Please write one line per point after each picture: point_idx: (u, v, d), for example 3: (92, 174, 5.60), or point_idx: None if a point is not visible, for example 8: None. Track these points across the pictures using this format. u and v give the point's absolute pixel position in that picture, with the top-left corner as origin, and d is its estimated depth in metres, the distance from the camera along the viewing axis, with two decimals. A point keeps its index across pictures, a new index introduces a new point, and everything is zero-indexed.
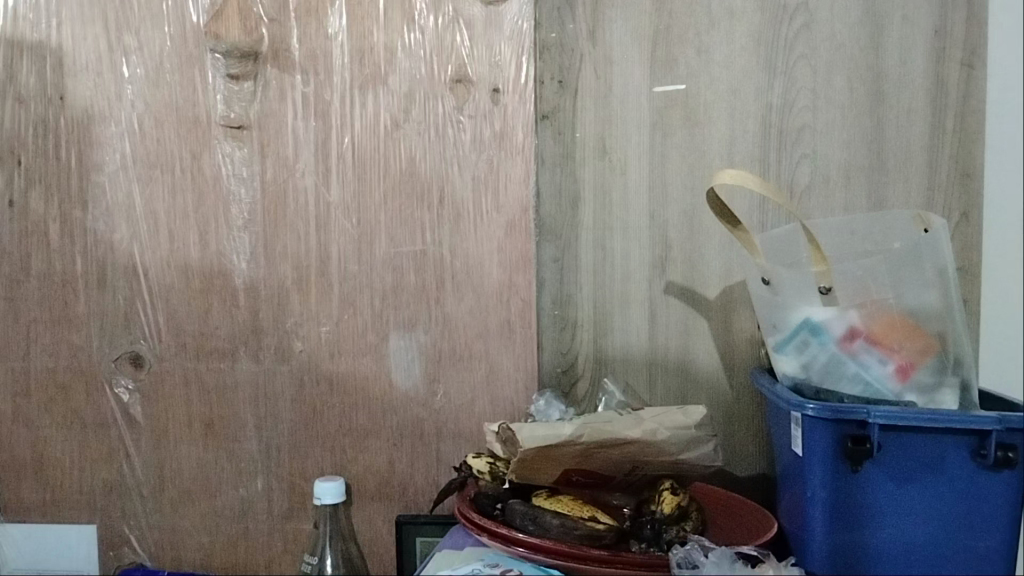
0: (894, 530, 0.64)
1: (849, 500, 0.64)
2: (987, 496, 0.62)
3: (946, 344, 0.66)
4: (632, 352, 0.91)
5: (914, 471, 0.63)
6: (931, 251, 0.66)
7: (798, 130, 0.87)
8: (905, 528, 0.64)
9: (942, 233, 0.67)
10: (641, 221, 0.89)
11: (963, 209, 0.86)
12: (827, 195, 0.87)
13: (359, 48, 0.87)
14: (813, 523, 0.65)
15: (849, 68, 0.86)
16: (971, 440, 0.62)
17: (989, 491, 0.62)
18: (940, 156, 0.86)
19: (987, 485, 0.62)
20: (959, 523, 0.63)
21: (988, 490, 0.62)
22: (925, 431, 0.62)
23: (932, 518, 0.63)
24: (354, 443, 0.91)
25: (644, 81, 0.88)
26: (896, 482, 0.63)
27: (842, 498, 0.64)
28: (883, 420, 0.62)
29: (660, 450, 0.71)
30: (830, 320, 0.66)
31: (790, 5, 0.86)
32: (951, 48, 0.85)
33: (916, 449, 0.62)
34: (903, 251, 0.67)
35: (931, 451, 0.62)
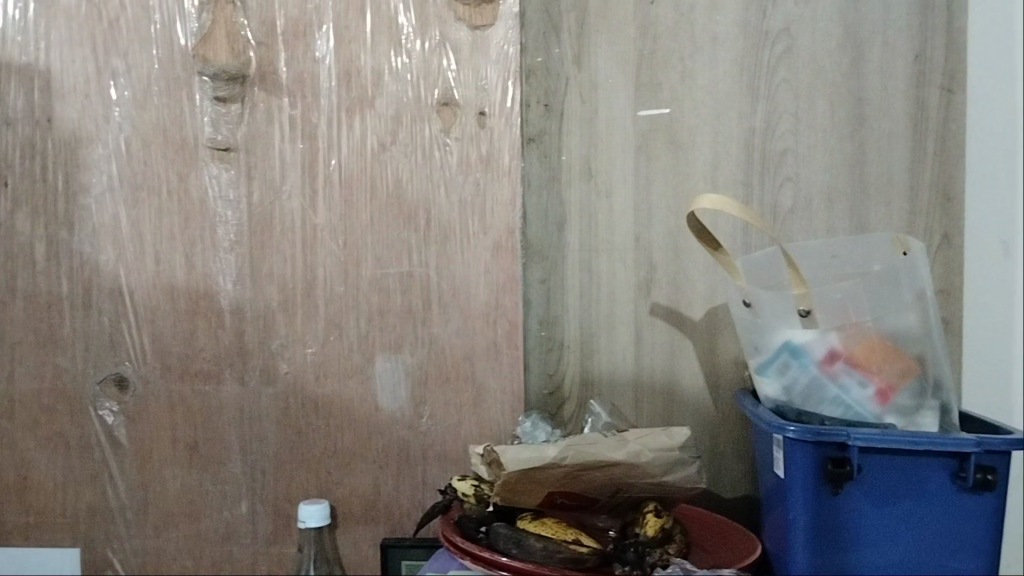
0: (875, 551, 0.64)
1: (831, 523, 0.64)
2: (967, 517, 0.62)
3: (925, 367, 0.66)
4: (618, 373, 0.91)
5: (895, 492, 0.63)
6: (908, 275, 0.66)
7: (781, 154, 0.88)
8: (887, 549, 0.64)
9: (920, 257, 0.67)
10: (627, 243, 0.90)
11: (944, 231, 0.87)
12: (810, 217, 0.88)
13: (346, 71, 0.88)
14: (795, 548, 0.65)
15: (830, 92, 0.87)
16: (951, 462, 0.62)
17: (969, 513, 0.62)
18: (922, 179, 0.87)
19: (968, 508, 0.62)
20: (940, 545, 0.63)
21: (969, 512, 0.62)
22: (904, 453, 0.62)
23: (914, 539, 0.63)
24: (340, 465, 0.90)
25: (628, 105, 0.89)
26: (877, 503, 0.63)
27: (824, 520, 0.64)
28: (863, 442, 0.62)
29: (644, 472, 0.71)
30: (810, 342, 0.66)
31: (771, 31, 0.87)
32: (930, 72, 0.86)
33: (897, 471, 0.63)
34: (881, 275, 0.66)
35: (912, 472, 0.62)
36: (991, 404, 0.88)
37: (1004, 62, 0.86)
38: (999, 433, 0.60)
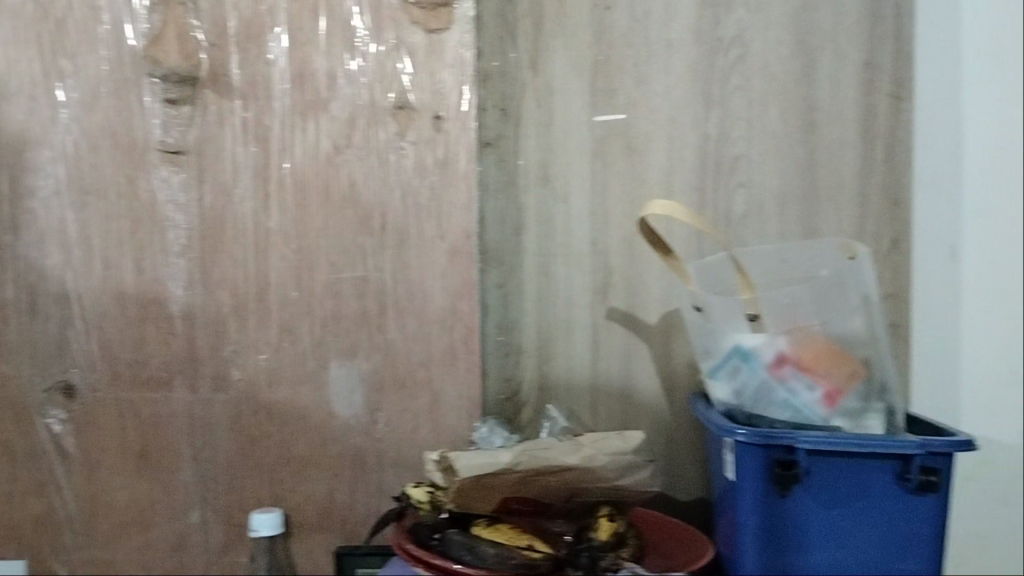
0: (822, 552, 0.65)
1: (779, 524, 0.64)
2: (911, 518, 0.64)
3: (871, 370, 0.67)
4: (575, 378, 0.91)
5: (842, 494, 0.64)
6: (854, 279, 0.68)
7: (734, 160, 0.89)
8: (833, 550, 0.65)
9: (865, 260, 0.68)
10: (583, 248, 0.90)
11: (892, 237, 0.88)
12: (762, 223, 0.89)
13: (300, 74, 0.87)
14: (744, 550, 0.65)
15: (782, 99, 0.88)
16: (896, 464, 0.63)
17: (913, 514, 0.63)
18: (871, 185, 0.88)
19: (912, 508, 0.63)
20: (885, 545, 0.64)
21: (913, 513, 0.63)
22: (851, 455, 0.63)
23: (860, 540, 0.64)
24: (294, 472, 0.89)
25: (583, 110, 0.89)
26: (825, 505, 0.64)
27: (772, 522, 0.64)
28: (810, 445, 0.62)
29: (598, 475, 0.71)
30: (760, 347, 0.66)
31: (725, 37, 0.88)
32: (879, 80, 0.87)
33: (843, 473, 0.63)
34: (829, 279, 0.68)
35: (858, 474, 0.63)
36: (937, 404, 0.90)
37: (949, 71, 0.88)
38: (942, 435, 0.61)
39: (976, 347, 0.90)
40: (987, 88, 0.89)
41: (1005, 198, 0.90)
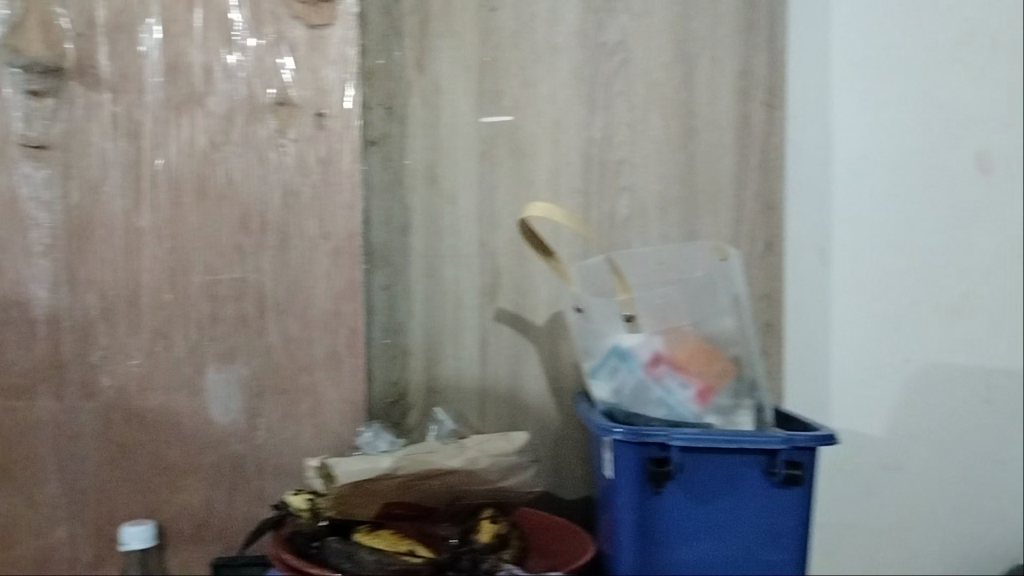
0: (695, 546, 0.66)
1: (654, 520, 0.66)
2: (777, 511, 0.66)
3: (741, 368, 0.69)
4: (463, 380, 0.91)
5: (713, 489, 0.66)
6: (724, 280, 0.69)
7: (618, 163, 0.90)
8: (705, 544, 0.66)
9: (734, 262, 0.70)
10: (470, 249, 0.90)
11: (767, 240, 0.91)
12: (645, 226, 0.91)
13: (174, 67, 0.83)
14: (621, 547, 0.66)
15: (664, 105, 0.90)
16: (762, 459, 0.65)
17: (779, 507, 0.66)
18: (747, 190, 0.91)
19: (779, 501, 0.65)
20: (754, 539, 0.66)
21: (779, 506, 0.66)
22: (720, 451, 0.65)
23: (730, 534, 0.66)
24: (169, 482, 0.86)
25: (470, 111, 0.89)
26: (697, 500, 0.66)
27: (647, 518, 0.66)
28: (682, 441, 0.64)
29: (480, 478, 0.71)
30: (635, 347, 0.68)
31: (609, 42, 0.89)
32: (754, 88, 0.90)
33: (714, 469, 0.65)
34: (699, 280, 0.70)
35: (728, 469, 0.65)
36: (808, 399, 0.94)
37: (820, 80, 0.91)
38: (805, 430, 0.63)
39: (844, 344, 0.94)
40: (856, 94, 0.92)
41: (872, 200, 0.93)
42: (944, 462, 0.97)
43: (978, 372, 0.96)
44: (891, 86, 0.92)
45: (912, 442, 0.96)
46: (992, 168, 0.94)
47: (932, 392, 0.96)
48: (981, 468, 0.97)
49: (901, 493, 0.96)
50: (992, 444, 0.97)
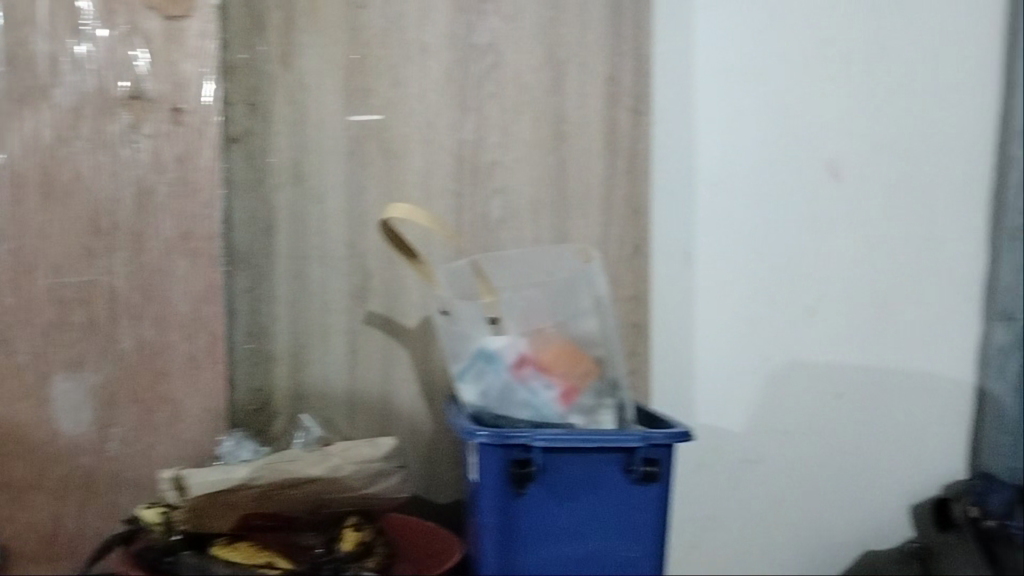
0: (558, 545, 0.67)
1: (518, 520, 0.66)
2: (636, 508, 0.67)
3: (604, 369, 0.70)
4: (331, 385, 0.89)
5: (575, 488, 0.66)
6: (584, 282, 0.71)
7: (490, 166, 0.90)
8: (568, 542, 0.67)
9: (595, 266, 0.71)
10: (338, 250, 0.88)
11: (634, 242, 0.93)
12: (517, 228, 0.91)
13: (16, 56, 0.78)
14: (485, 547, 0.67)
15: (534, 108, 0.90)
16: (621, 457, 0.66)
17: (637, 503, 0.67)
18: (615, 193, 0.93)
19: (638, 498, 0.67)
20: (614, 535, 0.67)
21: (637, 502, 0.67)
22: (582, 451, 0.66)
23: (592, 532, 0.67)
24: (11, 499, 0.80)
25: (338, 110, 0.87)
26: (559, 499, 0.66)
27: (511, 517, 0.66)
28: (543, 442, 0.64)
29: (343, 485, 0.70)
30: (501, 349, 0.68)
31: (480, 45, 0.89)
32: (621, 94, 0.92)
33: (576, 468, 0.66)
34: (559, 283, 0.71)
35: (589, 468, 0.66)
36: (671, 396, 0.97)
37: (682, 87, 0.94)
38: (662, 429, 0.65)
39: (707, 342, 0.98)
40: (717, 100, 0.95)
41: (731, 204, 0.97)
42: (800, 454, 1.01)
43: (828, 370, 1.01)
44: (749, 93, 0.95)
45: (769, 434, 1.00)
46: (841, 173, 0.98)
47: (786, 386, 1.00)
48: (833, 459, 1.02)
49: (759, 484, 1.01)
50: (843, 437, 1.02)
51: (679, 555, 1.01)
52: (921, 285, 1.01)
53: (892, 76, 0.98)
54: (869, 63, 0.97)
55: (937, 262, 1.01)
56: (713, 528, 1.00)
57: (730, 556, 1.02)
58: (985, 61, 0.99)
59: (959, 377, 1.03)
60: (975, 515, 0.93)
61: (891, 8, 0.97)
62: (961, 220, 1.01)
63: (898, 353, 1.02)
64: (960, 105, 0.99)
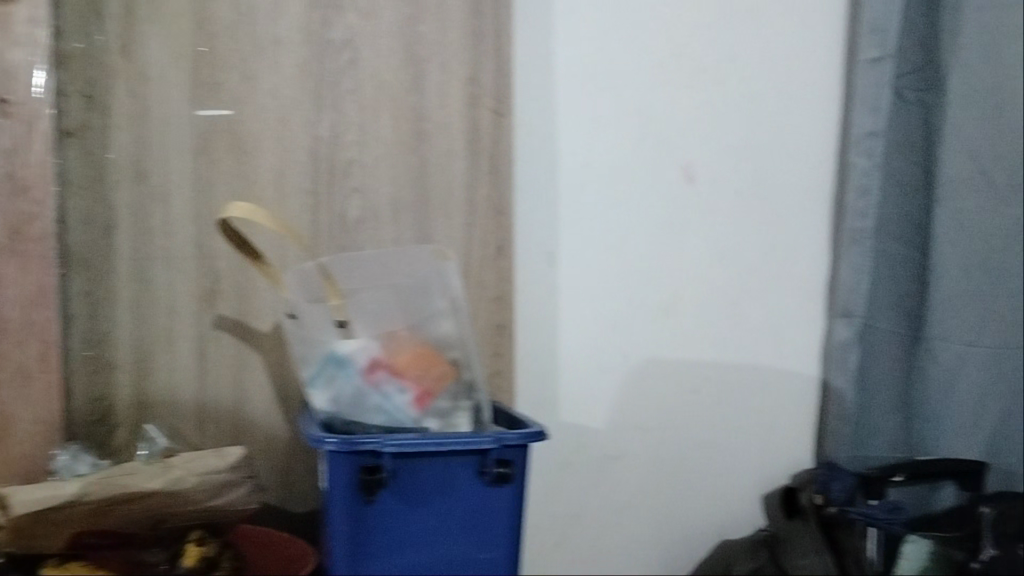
0: (411, 545, 0.72)
1: (370, 523, 0.71)
2: (486, 509, 0.73)
3: (457, 372, 0.75)
4: (179, 393, 0.86)
5: (426, 492, 0.71)
6: (437, 284, 0.77)
7: (347, 165, 0.88)
8: (420, 543, 0.72)
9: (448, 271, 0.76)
10: (186, 251, 0.85)
11: (497, 243, 0.93)
12: (377, 228, 0.90)
13: None
14: (339, 549, 0.71)
15: (393, 106, 0.89)
16: (472, 461, 0.72)
17: (487, 505, 0.73)
18: (478, 194, 0.92)
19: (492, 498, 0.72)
20: (465, 535, 0.73)
21: (487, 504, 0.73)
22: (432, 456, 0.71)
23: (442, 533, 0.72)
24: None
25: (184, 104, 0.84)
26: (411, 504, 0.71)
27: (363, 520, 0.71)
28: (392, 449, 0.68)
29: (184, 499, 0.71)
30: (353, 354, 0.72)
31: (336, 40, 0.87)
32: (483, 94, 0.91)
33: (427, 474, 0.71)
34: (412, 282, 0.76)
35: (439, 473, 0.71)
36: (533, 396, 0.99)
37: (543, 89, 0.95)
38: (513, 431, 0.70)
39: (570, 341, 1.00)
40: (578, 103, 0.96)
41: (590, 205, 0.98)
42: (658, 450, 1.04)
43: (685, 367, 1.04)
44: (608, 96, 0.97)
45: (629, 433, 1.03)
46: (696, 177, 1.02)
47: (646, 383, 1.03)
48: (691, 453, 1.06)
49: (621, 480, 1.04)
50: (700, 431, 1.06)
51: (539, 549, 1.03)
52: (769, 284, 1.06)
53: (741, 83, 1.02)
54: (720, 71, 1.01)
55: (781, 262, 1.06)
56: (579, 525, 1.03)
57: (595, 551, 1.04)
58: (826, 71, 1.04)
59: (804, 371, 1.09)
60: (819, 502, 0.99)
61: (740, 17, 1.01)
62: (805, 222, 1.06)
63: (750, 350, 1.06)
64: (804, 112, 1.04)
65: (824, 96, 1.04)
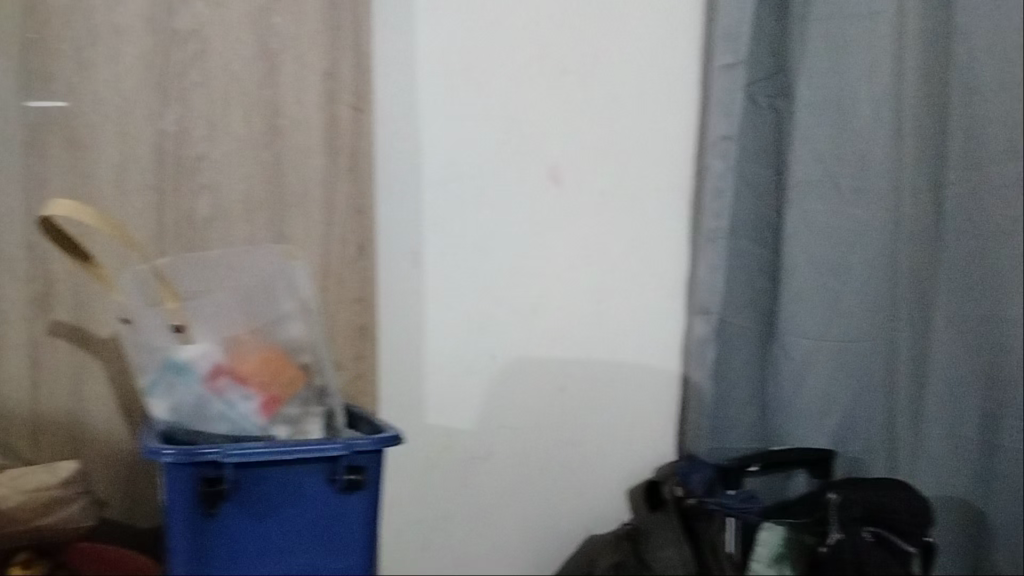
0: (255, 551, 0.77)
1: (212, 530, 0.76)
2: (333, 516, 0.79)
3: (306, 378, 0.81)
4: (9, 405, 0.85)
5: (271, 501, 0.77)
6: (283, 282, 0.83)
7: (195, 161, 0.88)
8: (265, 549, 0.77)
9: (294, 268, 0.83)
10: (17, 250, 0.84)
11: (359, 243, 0.93)
12: (228, 226, 0.89)
13: None
14: (179, 556, 0.75)
15: (245, 100, 0.88)
16: (321, 469, 0.77)
17: (335, 512, 0.79)
18: (337, 194, 0.92)
19: (345, 505, 0.78)
20: (312, 541, 0.78)
21: (334, 511, 0.79)
22: (278, 466, 0.76)
23: (288, 539, 0.78)
24: None
25: (15, 94, 0.83)
26: (254, 511, 0.76)
27: (205, 528, 0.75)
28: (237, 458, 0.73)
29: (12, 517, 0.76)
30: (194, 360, 0.75)
31: (181, 30, 0.86)
32: (341, 90, 0.91)
33: (272, 483, 0.76)
34: (257, 282, 0.82)
35: (286, 482, 0.76)
36: (396, 397, 1.00)
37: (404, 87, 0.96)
38: (364, 439, 0.76)
39: (436, 340, 1.00)
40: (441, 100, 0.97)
41: (453, 202, 0.99)
42: (525, 448, 1.06)
43: (551, 365, 1.06)
44: (469, 93, 0.98)
45: (495, 431, 1.04)
46: (561, 176, 1.03)
47: (512, 381, 1.04)
48: (557, 450, 1.07)
49: (485, 481, 1.05)
50: (565, 428, 1.07)
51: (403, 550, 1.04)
52: (631, 281, 1.08)
53: (602, 84, 1.03)
54: (582, 71, 1.02)
55: (643, 260, 1.09)
56: (447, 526, 1.05)
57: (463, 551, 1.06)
58: (685, 74, 1.07)
59: (665, 366, 1.12)
60: (680, 494, 1.05)
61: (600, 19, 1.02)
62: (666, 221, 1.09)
63: (615, 347, 1.09)
64: (666, 113, 1.07)
65: (684, 98, 1.07)
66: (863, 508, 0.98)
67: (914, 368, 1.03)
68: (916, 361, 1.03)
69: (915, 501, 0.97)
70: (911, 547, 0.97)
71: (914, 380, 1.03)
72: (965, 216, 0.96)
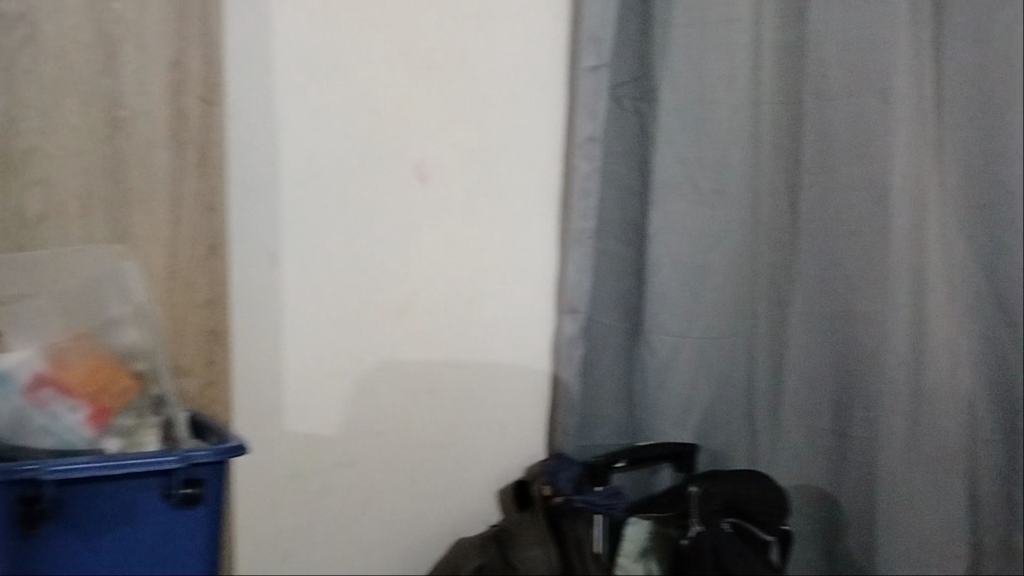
0: (87, 561, 0.82)
1: (39, 542, 0.80)
2: (167, 527, 0.84)
3: (139, 389, 0.86)
4: None
5: (104, 514, 0.82)
6: (110, 285, 0.87)
7: (25, 153, 0.88)
8: (97, 559, 0.83)
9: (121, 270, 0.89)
10: None
11: (209, 240, 0.95)
12: (61, 226, 0.90)
13: None
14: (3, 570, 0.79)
15: (80, 88, 0.89)
16: (156, 483, 0.83)
17: (169, 524, 0.84)
18: (186, 189, 0.94)
19: (180, 516, 0.84)
20: (148, 552, 0.84)
21: (168, 523, 0.84)
22: (109, 481, 0.81)
23: (122, 550, 0.83)
24: None
25: None
26: (85, 523, 0.82)
27: (30, 541, 0.80)
28: (61, 474, 0.77)
29: None
30: (13, 374, 0.79)
31: (8, 13, 0.86)
32: (189, 83, 0.93)
33: (103, 498, 0.81)
34: (80, 287, 0.86)
35: (118, 496, 0.82)
36: (253, 400, 1.01)
37: (259, 85, 0.97)
38: (200, 452, 0.82)
39: (295, 340, 1.02)
40: (301, 100, 0.98)
41: (313, 201, 1.01)
42: (390, 449, 1.07)
43: (415, 367, 1.07)
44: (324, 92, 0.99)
45: (354, 435, 1.05)
46: (426, 175, 1.04)
47: (377, 381, 1.06)
48: (419, 453, 1.08)
49: (348, 488, 1.06)
50: (430, 428, 1.08)
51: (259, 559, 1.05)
52: (502, 280, 1.09)
53: (462, 81, 1.04)
54: (448, 69, 1.03)
55: (513, 259, 1.09)
56: (304, 539, 1.06)
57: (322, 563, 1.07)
58: (556, 73, 1.08)
59: (534, 368, 1.12)
60: (547, 493, 1.04)
61: (458, 16, 1.03)
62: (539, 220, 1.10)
63: (483, 349, 1.09)
64: (538, 110, 1.08)
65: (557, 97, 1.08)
66: (722, 500, 1.03)
67: (773, 366, 1.19)
68: (773, 359, 1.19)
69: (771, 491, 1.04)
70: (770, 535, 1.04)
71: (772, 375, 1.19)
72: (826, 232, 1.13)
